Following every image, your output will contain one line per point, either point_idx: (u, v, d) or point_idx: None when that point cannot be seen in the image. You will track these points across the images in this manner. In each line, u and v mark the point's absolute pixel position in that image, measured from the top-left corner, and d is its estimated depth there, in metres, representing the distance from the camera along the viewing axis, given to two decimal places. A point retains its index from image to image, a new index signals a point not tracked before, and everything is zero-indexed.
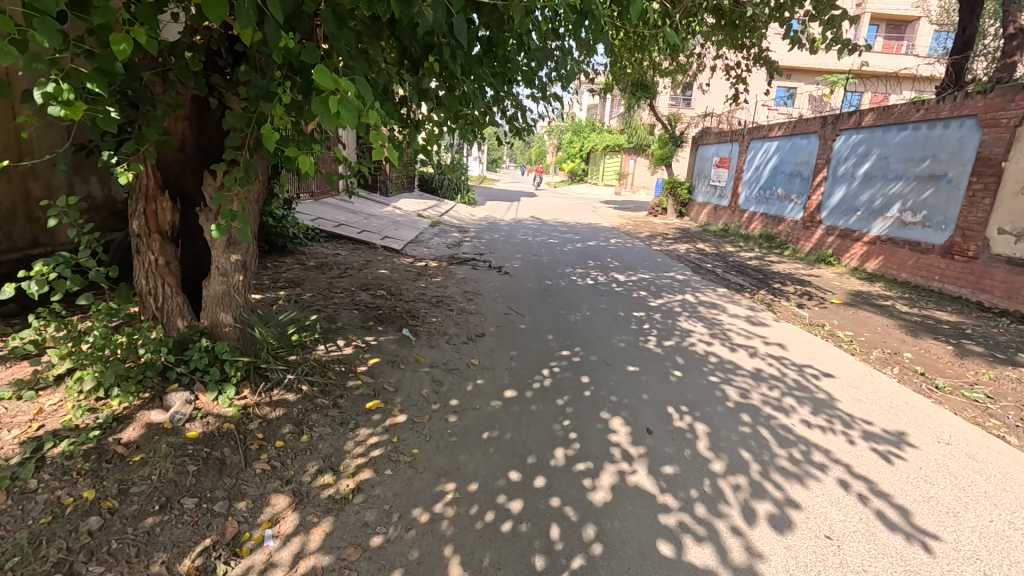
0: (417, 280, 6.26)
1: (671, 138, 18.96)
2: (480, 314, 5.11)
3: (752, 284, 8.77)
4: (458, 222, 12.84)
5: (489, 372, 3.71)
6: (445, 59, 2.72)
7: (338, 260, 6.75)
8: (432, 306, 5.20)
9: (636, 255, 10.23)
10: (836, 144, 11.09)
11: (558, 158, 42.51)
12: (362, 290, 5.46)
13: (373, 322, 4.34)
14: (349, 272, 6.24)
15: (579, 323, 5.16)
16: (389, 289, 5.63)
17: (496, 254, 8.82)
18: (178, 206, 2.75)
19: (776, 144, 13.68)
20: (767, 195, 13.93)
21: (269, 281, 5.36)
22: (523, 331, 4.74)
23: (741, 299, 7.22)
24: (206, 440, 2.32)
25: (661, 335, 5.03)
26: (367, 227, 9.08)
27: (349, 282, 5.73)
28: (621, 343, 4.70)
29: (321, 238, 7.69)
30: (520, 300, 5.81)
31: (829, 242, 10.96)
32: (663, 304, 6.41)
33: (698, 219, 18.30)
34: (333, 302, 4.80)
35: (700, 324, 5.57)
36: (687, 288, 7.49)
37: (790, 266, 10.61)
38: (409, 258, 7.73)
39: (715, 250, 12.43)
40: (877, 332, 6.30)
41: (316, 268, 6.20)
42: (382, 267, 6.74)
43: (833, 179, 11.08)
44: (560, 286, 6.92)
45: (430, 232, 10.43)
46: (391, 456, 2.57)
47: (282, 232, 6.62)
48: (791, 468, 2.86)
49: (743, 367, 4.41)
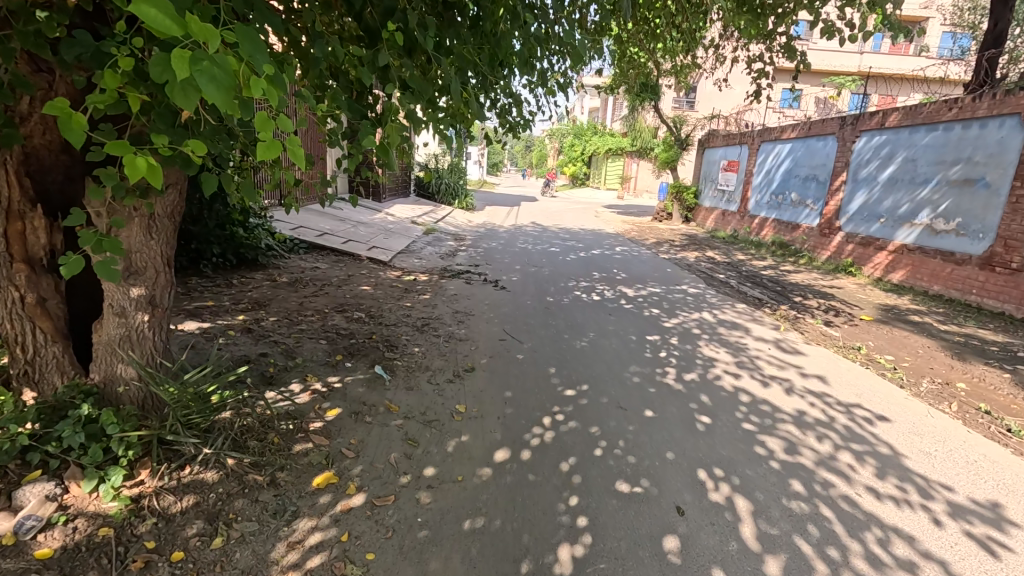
0: (403, 298, 5.58)
1: (677, 141, 18.32)
2: (471, 342, 4.42)
3: (771, 297, 8.09)
4: (454, 230, 12.18)
5: (476, 424, 3.01)
6: (410, 27, 2.02)
7: (316, 275, 6.07)
8: (416, 332, 4.51)
9: (644, 265, 9.53)
10: (857, 145, 10.40)
11: (559, 161, 41.97)
12: (338, 312, 4.78)
13: (341, 356, 3.65)
14: (326, 289, 5.57)
15: (585, 352, 4.46)
16: (369, 310, 4.95)
17: (493, 265, 8.13)
18: (57, 224, 2.08)
19: (789, 147, 13.02)
20: (779, 200, 13.25)
21: (230, 303, 4.69)
22: (521, 363, 4.06)
23: (763, 317, 6.52)
24: (63, 562, 1.63)
25: (681, 367, 4.33)
26: (354, 236, 8.41)
27: (323, 302, 5.04)
28: (635, 378, 4.00)
29: (302, 250, 7.02)
30: (517, 322, 5.13)
31: (849, 250, 10.26)
32: (678, 324, 5.71)
33: (705, 225, 17.63)
34: (300, 329, 4.14)
35: (723, 352, 4.87)
36: (703, 304, 6.80)
37: (808, 276, 9.91)
38: (397, 271, 7.05)
39: (726, 258, 11.75)
40: (919, 357, 5.59)
41: (290, 284, 5.53)
42: (364, 283, 6.05)
43: (854, 182, 10.39)
44: (563, 303, 6.22)
45: (423, 241, 9.76)
46: (334, 568, 1.87)
47: (254, 246, 5.98)
48: (872, 570, 2.16)
49: (782, 409, 3.71)
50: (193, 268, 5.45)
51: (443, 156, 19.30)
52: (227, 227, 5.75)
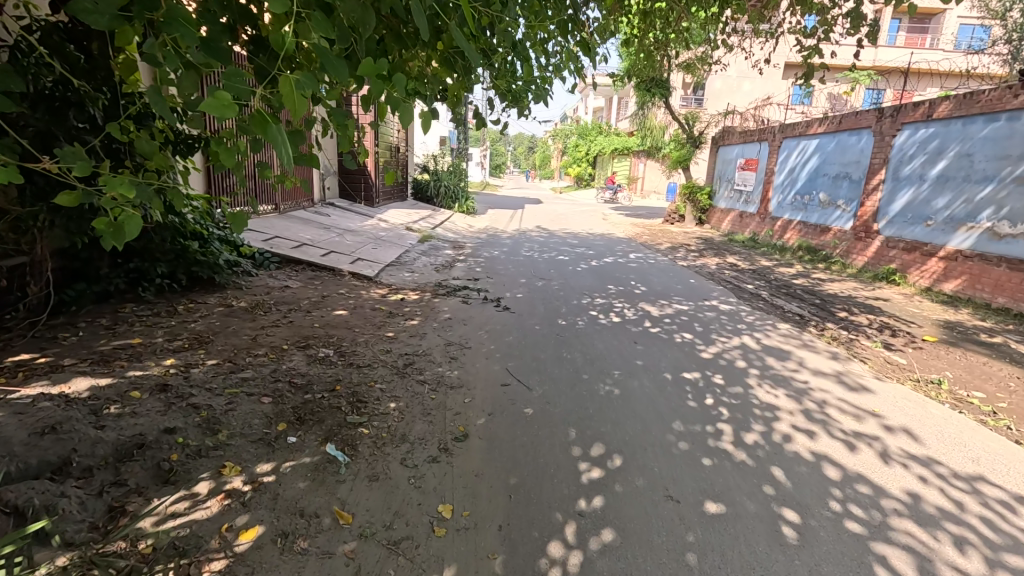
0: (383, 326, 4.61)
1: (689, 138, 17.31)
2: (465, 392, 3.43)
3: (812, 313, 7.09)
4: (453, 236, 11.22)
5: (465, 549, 2.02)
6: None
7: (283, 297, 5.10)
8: (395, 378, 3.53)
9: (663, 275, 8.55)
10: (898, 140, 9.38)
11: (564, 162, 40.99)
12: (299, 351, 3.82)
13: (285, 425, 2.67)
14: (291, 315, 4.61)
15: (612, 402, 3.49)
16: (339, 346, 3.99)
17: (496, 278, 7.17)
18: None
19: (815, 143, 12.01)
20: (804, 201, 12.24)
21: (162, 340, 3.73)
22: (532, 424, 3.08)
23: (813, 341, 5.50)
24: None
25: (737, 424, 3.33)
26: (338, 246, 7.48)
27: (284, 336, 4.09)
28: (680, 443, 3.03)
29: (273, 265, 6.08)
30: (525, 358, 4.14)
31: (890, 256, 9.27)
32: (718, 356, 4.70)
33: (720, 227, 16.62)
34: (242, 380, 3.17)
35: (782, 398, 3.86)
36: (741, 325, 5.82)
37: (846, 286, 8.94)
38: (383, 288, 6.07)
39: (751, 265, 10.75)
40: (1016, 393, 4.57)
41: (248, 310, 4.57)
42: (339, 305, 5.07)
43: (895, 181, 9.39)
44: (577, 326, 5.25)
45: (417, 251, 8.80)
46: None
47: (209, 262, 5.05)
48: None
49: (887, 492, 2.71)
50: (133, 292, 4.56)
51: (442, 158, 18.39)
52: (178, 240, 4.83)
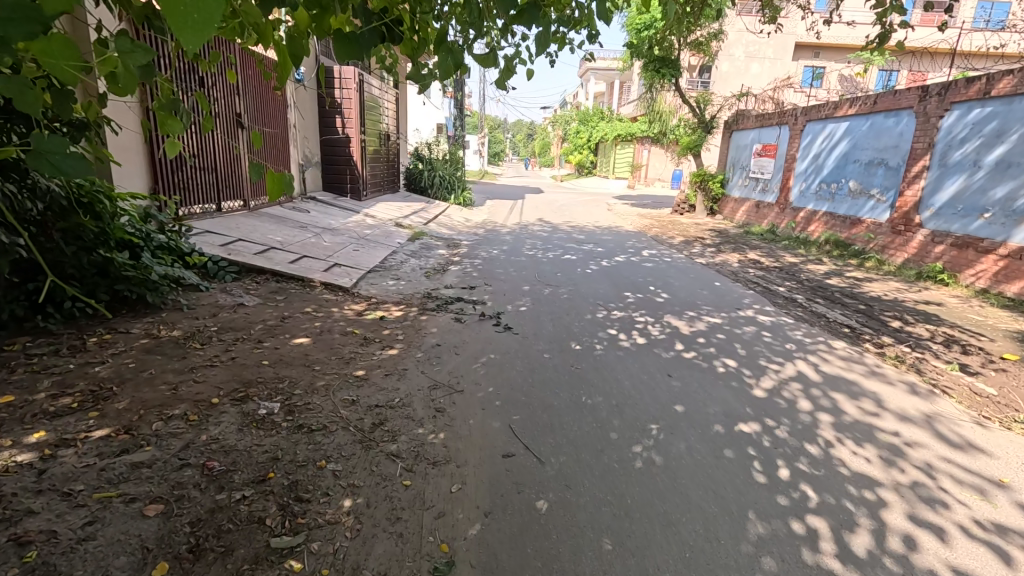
0: (352, 362, 3.63)
1: (700, 123, 16.18)
2: (454, 473, 2.47)
3: (861, 323, 6.12)
4: (448, 233, 10.21)
5: None
6: None
7: (229, 321, 4.10)
8: (357, 452, 2.57)
9: (685, 278, 7.59)
10: (946, 122, 8.34)
11: (565, 149, 39.71)
12: (231, 408, 2.85)
13: (168, 567, 1.73)
14: (234, 347, 3.63)
15: (657, 485, 2.52)
16: (289, 398, 3.02)
17: (495, 286, 6.19)
18: None
19: (845, 125, 10.95)
20: (831, 190, 11.25)
21: (44, 395, 2.75)
22: (551, 533, 2.12)
23: (880, 365, 4.53)
24: None
25: (834, 518, 2.38)
26: (313, 249, 6.49)
27: (217, 382, 3.10)
28: (765, 565, 2.06)
29: (230, 276, 5.09)
30: (534, 409, 3.17)
31: (937, 253, 8.30)
32: (775, 394, 3.72)
33: (733, 218, 15.61)
34: (130, 470, 2.20)
35: (875, 462, 2.91)
36: (790, 345, 4.85)
37: (888, 287, 8.00)
38: (360, 302, 5.10)
39: (776, 262, 9.78)
40: None
41: (179, 342, 3.57)
42: (300, 330, 4.09)
43: (941, 168, 8.38)
44: (594, 351, 4.28)
45: (405, 252, 7.80)
46: None
47: (139, 278, 4.07)
48: None
49: None
50: (32, 320, 3.60)
51: (437, 146, 17.30)
52: (99, 250, 3.82)
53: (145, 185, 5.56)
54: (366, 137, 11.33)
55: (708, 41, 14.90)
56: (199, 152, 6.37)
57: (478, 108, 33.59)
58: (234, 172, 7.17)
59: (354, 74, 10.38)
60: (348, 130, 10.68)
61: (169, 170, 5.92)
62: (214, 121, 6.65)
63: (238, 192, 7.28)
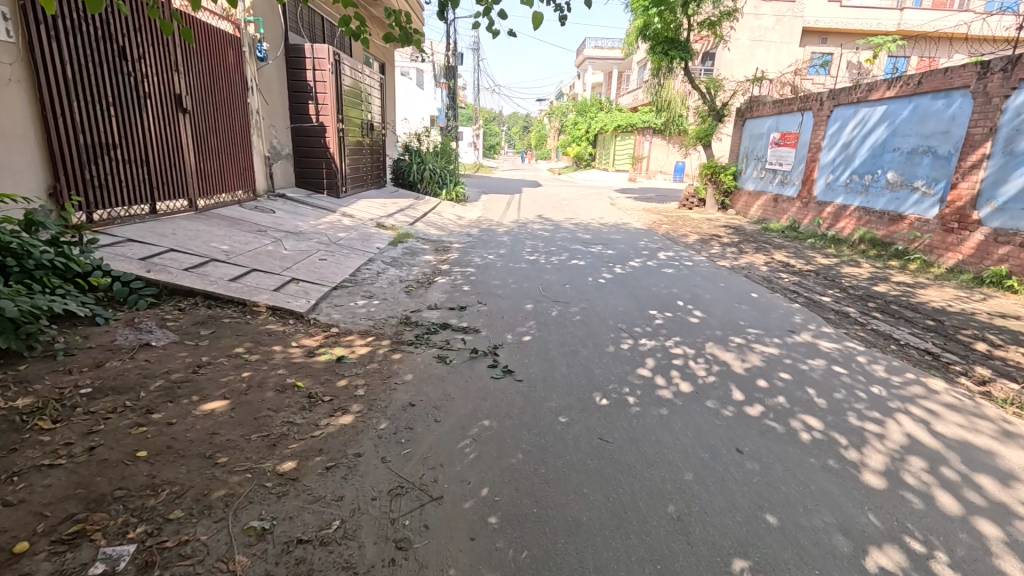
0: (279, 446, 2.46)
1: (711, 111, 15.00)
2: None
3: (940, 346, 4.97)
4: (437, 235, 9.01)
5: None
6: None
7: (115, 375, 2.90)
8: None
9: (714, 288, 6.44)
10: (1015, 101, 7.15)
11: (563, 141, 38.43)
12: (41, 565, 1.68)
13: None
14: (105, 425, 2.44)
15: None
16: (155, 533, 1.86)
17: (489, 305, 5.01)
18: None
19: (882, 110, 9.77)
20: (864, 182, 10.10)
21: None
22: None
23: (1006, 419, 3.37)
24: None
25: None
26: (265, 260, 5.28)
27: (43, 502, 1.92)
28: None
29: (144, 301, 3.87)
30: (551, 537, 2.00)
31: (1001, 254, 7.19)
32: (897, 481, 2.57)
33: (748, 213, 14.49)
34: None
35: None
36: (877, 388, 3.68)
37: (947, 295, 6.87)
38: (314, 335, 3.91)
39: (808, 264, 8.64)
40: None
41: (15, 422, 2.36)
42: (217, 389, 2.90)
43: (1008, 156, 7.22)
44: (627, 408, 3.11)
45: (383, 260, 6.59)
46: None
47: None
48: None
49: None
50: None
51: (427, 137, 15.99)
52: None
53: (41, 183, 4.34)
54: (345, 127, 10.08)
55: (720, 20, 13.67)
56: (124, 140, 5.14)
57: (473, 100, 32.44)
58: (175, 166, 5.94)
59: (328, 53, 9.11)
60: (323, 117, 9.42)
61: (79, 163, 4.67)
62: (144, 103, 5.39)
63: (181, 189, 6.05)
